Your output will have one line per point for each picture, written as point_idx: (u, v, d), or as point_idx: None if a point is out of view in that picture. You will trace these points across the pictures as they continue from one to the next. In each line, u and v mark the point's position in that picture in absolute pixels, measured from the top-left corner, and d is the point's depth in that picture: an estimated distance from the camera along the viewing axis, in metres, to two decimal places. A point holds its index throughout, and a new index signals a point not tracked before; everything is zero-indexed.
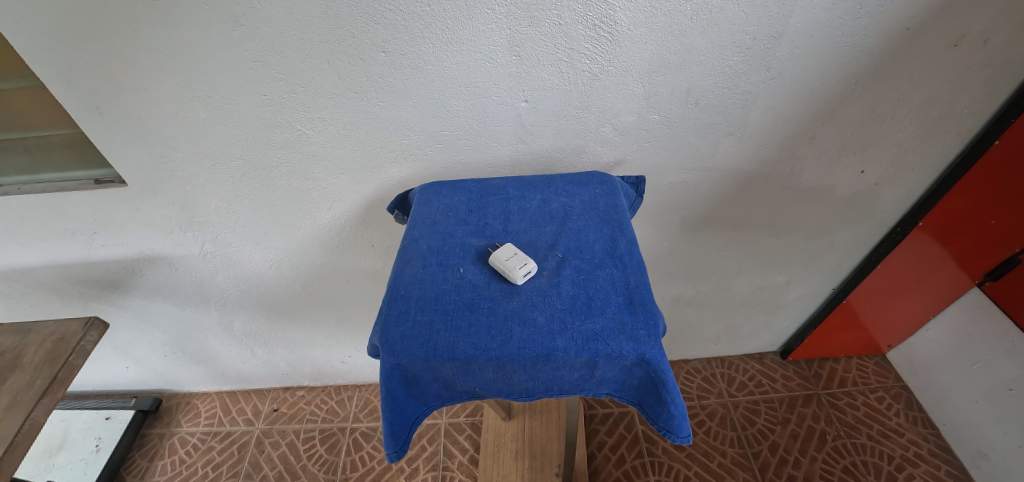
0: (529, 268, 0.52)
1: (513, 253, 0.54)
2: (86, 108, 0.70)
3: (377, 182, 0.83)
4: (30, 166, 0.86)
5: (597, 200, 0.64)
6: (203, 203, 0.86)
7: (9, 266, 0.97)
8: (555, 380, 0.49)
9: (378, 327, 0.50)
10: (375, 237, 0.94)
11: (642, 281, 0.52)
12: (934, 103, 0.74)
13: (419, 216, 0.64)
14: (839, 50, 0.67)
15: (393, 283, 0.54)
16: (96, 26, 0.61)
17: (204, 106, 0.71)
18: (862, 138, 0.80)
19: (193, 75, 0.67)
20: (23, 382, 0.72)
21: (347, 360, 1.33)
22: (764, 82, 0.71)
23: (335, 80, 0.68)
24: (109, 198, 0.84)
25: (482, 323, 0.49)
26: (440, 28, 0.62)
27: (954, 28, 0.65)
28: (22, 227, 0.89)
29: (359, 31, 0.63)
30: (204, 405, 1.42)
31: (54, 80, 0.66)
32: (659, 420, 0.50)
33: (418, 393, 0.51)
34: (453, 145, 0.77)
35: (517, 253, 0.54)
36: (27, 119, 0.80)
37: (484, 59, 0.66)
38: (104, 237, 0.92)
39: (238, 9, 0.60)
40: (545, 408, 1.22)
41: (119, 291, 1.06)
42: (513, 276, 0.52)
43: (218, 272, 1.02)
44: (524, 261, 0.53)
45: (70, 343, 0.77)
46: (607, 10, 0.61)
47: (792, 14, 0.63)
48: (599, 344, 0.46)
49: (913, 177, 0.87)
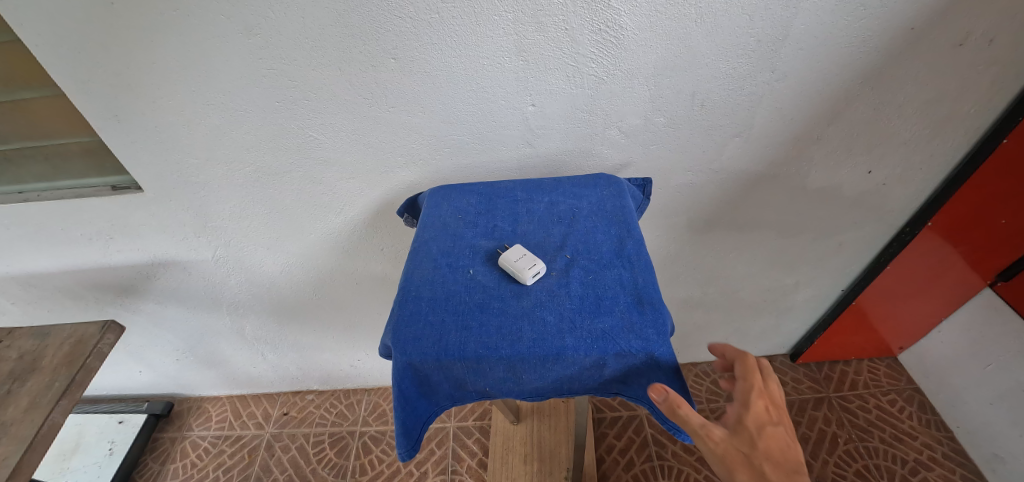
0: (534, 265, 0.53)
1: (518, 252, 0.55)
2: (104, 117, 0.72)
3: (387, 186, 0.84)
4: (49, 173, 0.88)
5: (604, 201, 0.64)
6: (217, 208, 0.88)
7: (27, 271, 1.00)
8: (565, 380, 0.49)
9: (390, 328, 0.51)
10: (385, 241, 0.96)
11: (649, 281, 0.53)
12: (939, 102, 0.75)
13: (429, 218, 0.64)
14: (844, 50, 0.68)
15: (405, 284, 0.54)
16: (114, 36, 0.63)
17: (218, 113, 0.73)
18: (868, 137, 0.80)
19: (207, 82, 0.69)
20: (43, 383, 0.74)
21: (357, 364, 1.35)
22: (769, 83, 0.71)
23: (346, 86, 0.69)
24: (125, 203, 0.86)
25: (492, 323, 0.49)
26: (448, 35, 0.64)
27: (958, 28, 0.66)
28: (40, 232, 0.91)
29: (370, 39, 0.64)
30: (214, 409, 1.44)
31: (73, 88, 0.68)
32: (668, 419, 0.50)
33: (429, 393, 0.51)
34: (461, 149, 0.78)
35: (519, 251, 0.55)
36: (43, 128, 0.82)
37: (491, 64, 0.67)
38: (120, 243, 0.94)
39: (252, 18, 0.62)
40: (553, 411, 1.23)
41: (133, 296, 1.08)
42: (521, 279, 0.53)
43: (230, 276, 1.03)
44: (529, 259, 0.54)
45: (88, 345, 0.78)
46: (612, 15, 0.62)
47: (796, 16, 0.63)
48: (609, 343, 0.47)
49: (922, 176, 0.87)
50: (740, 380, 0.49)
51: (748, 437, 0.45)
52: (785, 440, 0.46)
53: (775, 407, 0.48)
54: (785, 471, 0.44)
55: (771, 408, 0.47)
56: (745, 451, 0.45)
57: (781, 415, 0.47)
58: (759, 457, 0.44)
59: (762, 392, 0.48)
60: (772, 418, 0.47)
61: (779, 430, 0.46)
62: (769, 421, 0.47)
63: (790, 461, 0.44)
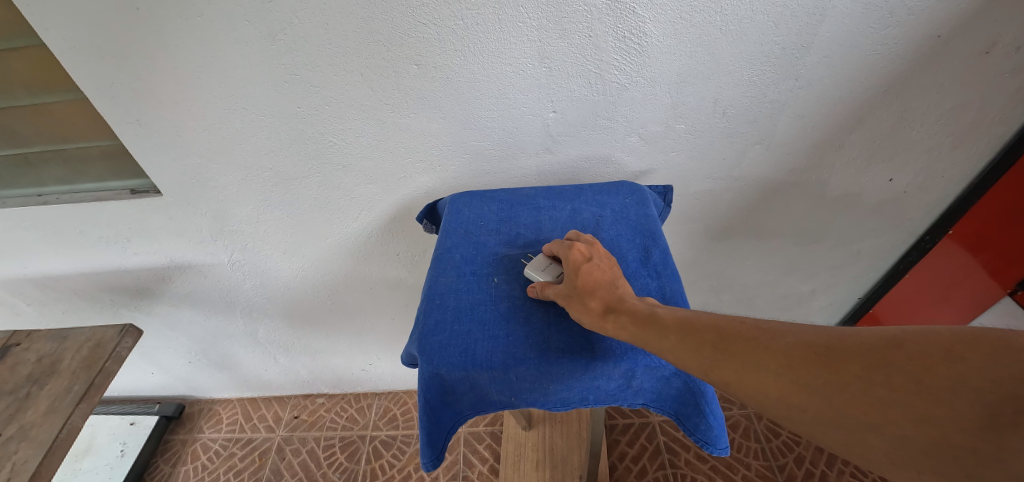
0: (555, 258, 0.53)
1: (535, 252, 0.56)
2: (126, 121, 0.73)
3: (405, 191, 0.84)
4: (68, 176, 0.89)
5: (627, 209, 0.64)
6: (234, 213, 0.88)
7: (44, 273, 1.01)
8: (592, 391, 0.49)
9: (415, 336, 0.51)
10: (400, 246, 0.96)
11: (677, 290, 0.53)
12: (964, 110, 0.74)
13: (450, 225, 0.64)
14: (869, 57, 0.67)
15: (430, 292, 0.54)
16: (139, 41, 0.64)
17: (239, 118, 0.73)
18: (891, 145, 0.79)
19: (229, 88, 0.69)
20: (61, 387, 0.74)
21: (368, 368, 1.35)
22: (792, 91, 0.71)
23: (368, 93, 0.70)
24: (143, 207, 0.87)
25: (519, 333, 0.49)
26: (472, 41, 0.64)
27: (986, 36, 0.65)
28: (59, 235, 0.92)
29: (394, 45, 0.64)
30: (225, 412, 1.44)
31: (97, 94, 0.69)
32: (696, 431, 0.49)
33: (453, 403, 0.50)
34: (481, 155, 0.78)
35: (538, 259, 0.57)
36: (64, 131, 0.83)
37: (514, 71, 0.67)
38: (138, 246, 0.95)
39: (277, 25, 0.62)
40: (565, 417, 1.22)
41: (148, 298, 1.08)
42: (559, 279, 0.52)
43: (246, 279, 1.04)
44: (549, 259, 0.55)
45: (107, 348, 0.78)
46: (637, 22, 0.62)
47: (822, 24, 0.63)
48: (638, 354, 0.46)
49: (943, 184, 0.86)
50: (560, 244, 0.52)
51: (568, 282, 0.49)
52: (602, 269, 0.48)
53: (591, 250, 0.51)
54: (604, 297, 0.46)
55: (586, 251, 0.50)
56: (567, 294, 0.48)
57: (596, 252, 0.50)
58: (579, 294, 0.47)
59: (576, 244, 0.52)
60: (585, 257, 0.50)
61: (596, 263, 0.49)
62: (584, 260, 0.49)
63: (605, 283, 0.47)
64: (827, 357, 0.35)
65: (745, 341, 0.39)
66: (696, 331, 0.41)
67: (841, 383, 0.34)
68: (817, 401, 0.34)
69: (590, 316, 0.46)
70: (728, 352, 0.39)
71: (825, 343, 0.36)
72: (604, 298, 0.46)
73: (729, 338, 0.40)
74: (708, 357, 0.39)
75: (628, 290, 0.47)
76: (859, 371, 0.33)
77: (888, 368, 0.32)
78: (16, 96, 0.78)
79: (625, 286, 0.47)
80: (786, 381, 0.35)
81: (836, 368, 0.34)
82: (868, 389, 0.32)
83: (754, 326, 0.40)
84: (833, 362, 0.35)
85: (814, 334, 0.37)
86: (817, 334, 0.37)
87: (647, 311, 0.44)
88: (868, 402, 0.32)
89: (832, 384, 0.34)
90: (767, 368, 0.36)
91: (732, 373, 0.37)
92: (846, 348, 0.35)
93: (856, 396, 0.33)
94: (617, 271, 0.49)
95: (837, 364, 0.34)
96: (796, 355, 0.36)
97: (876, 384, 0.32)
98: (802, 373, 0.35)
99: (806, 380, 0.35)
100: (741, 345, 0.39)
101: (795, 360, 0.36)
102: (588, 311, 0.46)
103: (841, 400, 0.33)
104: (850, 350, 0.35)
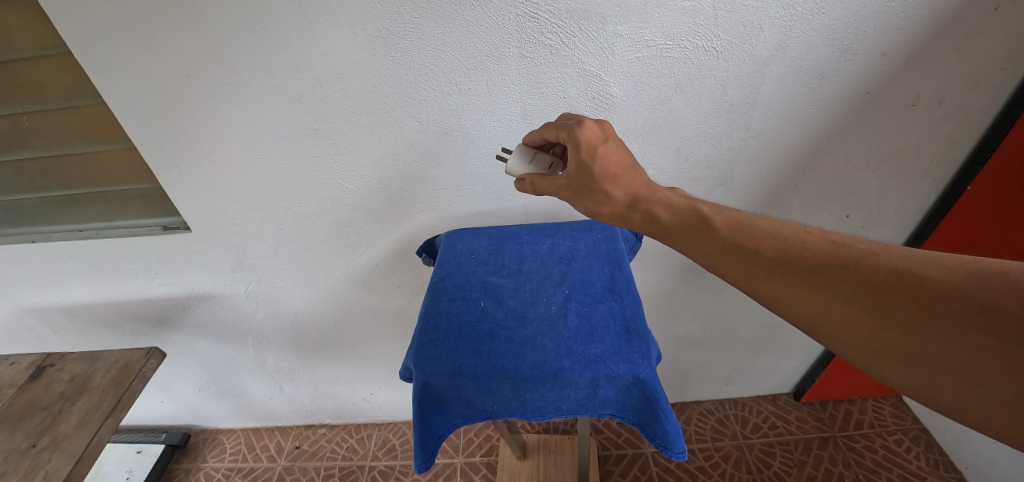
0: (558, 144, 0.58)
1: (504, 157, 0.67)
2: (167, 168, 0.84)
3: (407, 228, 0.94)
4: (108, 215, 1.00)
5: (599, 243, 0.73)
6: (255, 248, 0.98)
7: (75, 302, 1.10)
8: (563, 400, 0.56)
9: (411, 352, 0.59)
10: (402, 279, 1.05)
11: (637, 312, 0.61)
12: (903, 154, 0.84)
13: (445, 257, 0.73)
14: (809, 111, 0.77)
15: (424, 316, 0.62)
16: (184, 102, 0.76)
17: (265, 164, 0.84)
18: (842, 187, 0.88)
19: (258, 140, 0.80)
20: (91, 403, 0.81)
21: (370, 398, 1.40)
22: (744, 140, 0.81)
23: (376, 144, 0.81)
24: (173, 242, 0.97)
25: (500, 347, 0.57)
26: (465, 102, 0.75)
27: (910, 91, 0.75)
28: (94, 267, 1.02)
29: (398, 106, 0.76)
30: (229, 441, 1.48)
31: (144, 144, 0.80)
32: (656, 437, 0.56)
33: (444, 410, 0.58)
34: (473, 197, 0.88)
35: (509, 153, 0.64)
36: (110, 175, 0.94)
37: (501, 126, 0.78)
38: (164, 277, 1.04)
39: (301, 90, 0.74)
40: (559, 447, 1.26)
41: (167, 327, 1.17)
42: (548, 171, 0.60)
43: (259, 309, 1.12)
44: (528, 149, 0.62)
45: (134, 368, 0.86)
46: (603, 86, 0.73)
47: (762, 84, 0.74)
48: (600, 365, 0.54)
49: (897, 220, 0.94)
50: (570, 126, 0.54)
51: (586, 168, 0.52)
52: (619, 153, 0.52)
53: (603, 131, 0.54)
54: (627, 185, 0.51)
55: (600, 134, 0.53)
56: (586, 181, 0.51)
57: (609, 133, 0.54)
58: (601, 182, 0.51)
59: (586, 123, 0.54)
60: (600, 139, 0.53)
61: (612, 146, 0.52)
62: (600, 142, 0.53)
63: (627, 167, 0.51)
64: (917, 291, 0.37)
65: (815, 261, 0.42)
66: (756, 245, 0.45)
67: (927, 321, 0.36)
68: (893, 334, 0.37)
69: (616, 202, 0.51)
70: (791, 270, 0.42)
71: (921, 278, 0.37)
72: (627, 189, 0.51)
73: (797, 259, 0.42)
74: (765, 275, 0.43)
75: (645, 175, 0.52)
76: (955, 312, 0.35)
77: (989, 311, 0.34)
78: (73, 146, 0.90)
79: (640, 172, 0.52)
80: (860, 308, 0.38)
81: (925, 303, 0.36)
82: (956, 331, 0.35)
83: (833, 246, 0.42)
84: (923, 297, 0.37)
85: (906, 264, 0.39)
86: (911, 263, 0.39)
87: (699, 218, 0.48)
88: (955, 344, 0.35)
89: (918, 320, 0.36)
90: (838, 291, 0.40)
91: (794, 291, 0.41)
92: (942, 287, 0.37)
93: (943, 337, 0.35)
94: (632, 156, 0.53)
95: (929, 302, 0.36)
96: (881, 285, 0.38)
97: (969, 326, 0.34)
98: (880, 304, 0.38)
99: (885, 311, 0.38)
100: (812, 265, 0.42)
101: (879, 290, 0.38)
102: (612, 201, 0.51)
103: (923, 338, 0.36)
104: (944, 287, 0.36)
